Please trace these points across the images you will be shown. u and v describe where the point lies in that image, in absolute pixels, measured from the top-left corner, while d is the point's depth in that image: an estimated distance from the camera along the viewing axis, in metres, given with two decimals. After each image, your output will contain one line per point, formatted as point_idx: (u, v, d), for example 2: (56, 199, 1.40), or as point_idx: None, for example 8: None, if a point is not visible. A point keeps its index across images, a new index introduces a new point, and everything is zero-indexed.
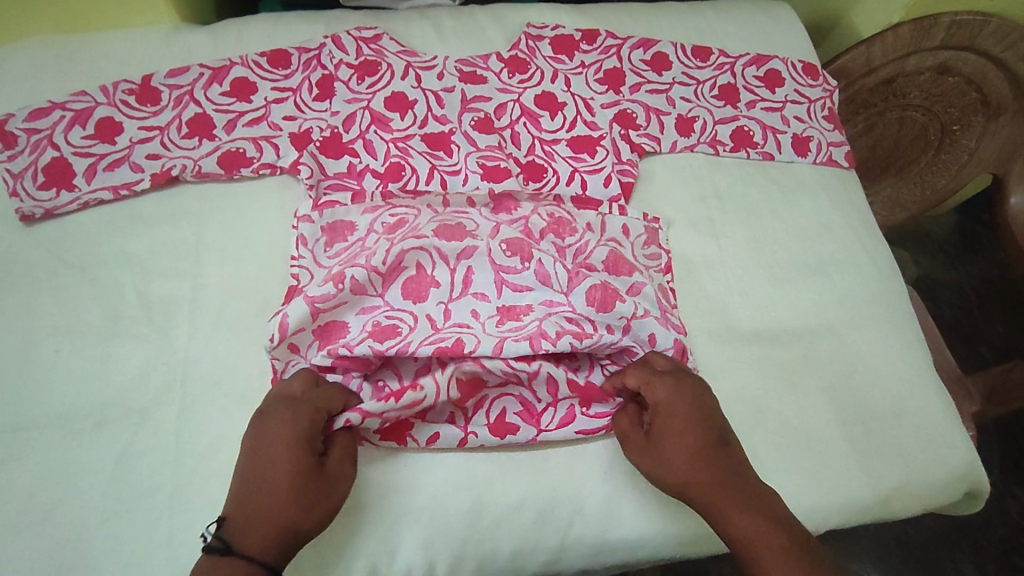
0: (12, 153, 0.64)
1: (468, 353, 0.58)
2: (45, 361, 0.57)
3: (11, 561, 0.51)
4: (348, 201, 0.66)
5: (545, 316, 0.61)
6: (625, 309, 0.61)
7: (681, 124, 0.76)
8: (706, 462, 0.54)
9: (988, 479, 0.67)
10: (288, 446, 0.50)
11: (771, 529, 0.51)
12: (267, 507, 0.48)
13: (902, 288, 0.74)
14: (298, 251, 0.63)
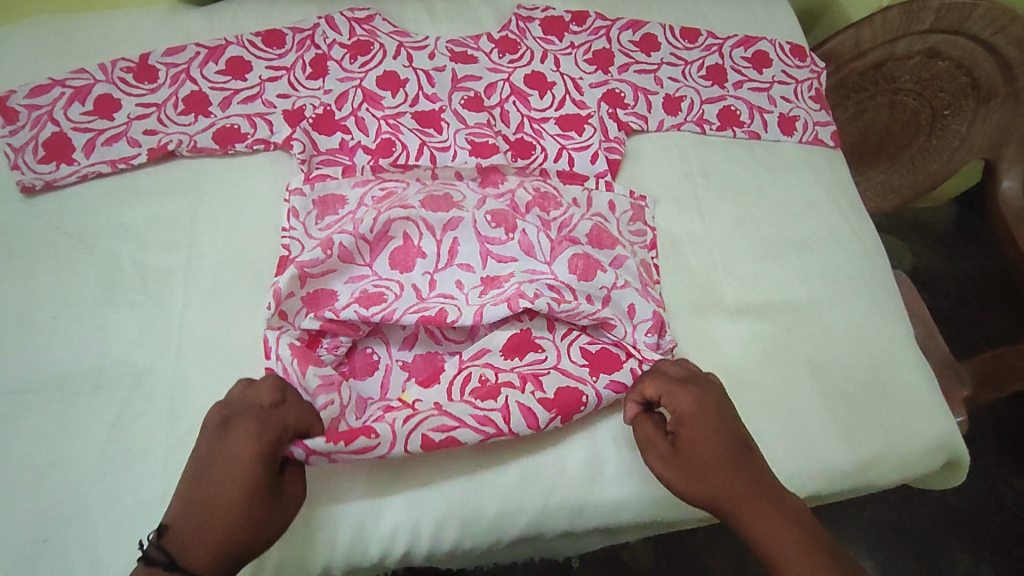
0: (14, 128, 0.66)
1: (450, 321, 0.60)
2: (44, 327, 0.59)
3: (9, 516, 0.53)
4: (339, 175, 0.67)
5: (527, 280, 0.62)
6: (605, 278, 0.64)
7: (668, 104, 0.78)
8: (733, 468, 0.54)
9: (967, 451, 0.69)
10: (248, 464, 0.48)
11: (799, 535, 0.51)
12: (220, 525, 0.47)
13: (885, 264, 0.75)
14: (290, 223, 0.64)
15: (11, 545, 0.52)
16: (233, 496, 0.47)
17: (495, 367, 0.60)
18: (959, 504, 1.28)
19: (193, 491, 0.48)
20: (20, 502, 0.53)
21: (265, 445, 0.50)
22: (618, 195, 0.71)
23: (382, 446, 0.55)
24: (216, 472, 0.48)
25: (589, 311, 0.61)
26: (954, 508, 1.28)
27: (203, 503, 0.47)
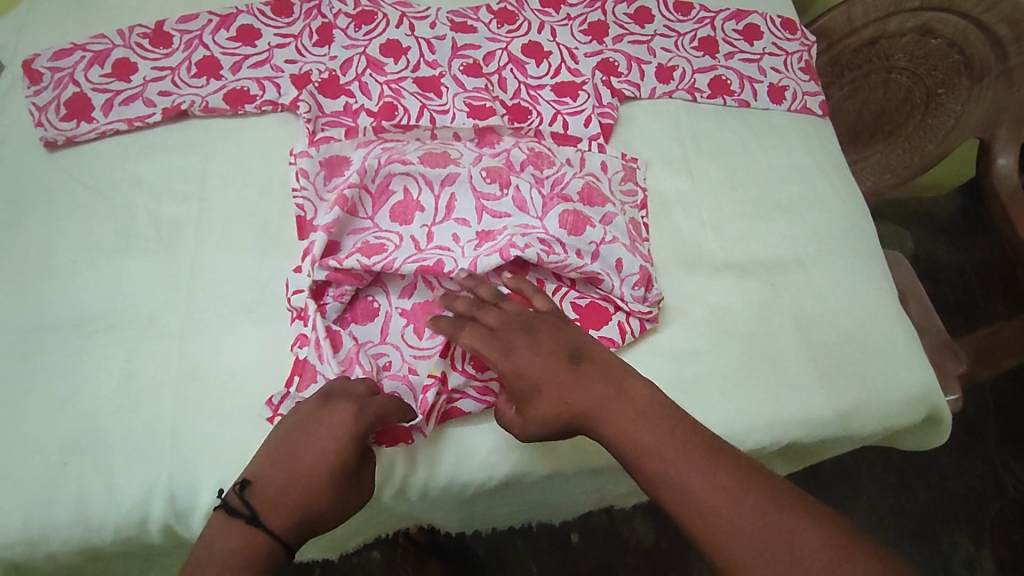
0: (38, 89, 0.70)
1: (446, 271, 0.63)
2: (64, 270, 0.63)
3: (29, 439, 0.56)
4: (342, 137, 0.70)
5: (519, 233, 0.64)
6: (594, 234, 0.66)
7: (661, 73, 0.80)
8: (572, 389, 0.53)
9: (948, 406, 0.71)
10: (341, 441, 0.52)
11: (650, 421, 0.50)
12: (303, 497, 0.50)
13: (869, 228, 0.78)
14: (300, 183, 0.66)
15: (32, 467, 0.55)
16: (323, 471, 0.51)
17: None
18: (959, 490, 1.29)
19: (284, 457, 0.51)
20: (39, 429, 0.57)
21: (360, 434, 0.53)
22: (608, 158, 0.74)
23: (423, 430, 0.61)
24: (308, 447, 0.52)
25: (576, 265, 0.64)
26: (955, 492, 1.29)
27: (293, 469, 0.51)
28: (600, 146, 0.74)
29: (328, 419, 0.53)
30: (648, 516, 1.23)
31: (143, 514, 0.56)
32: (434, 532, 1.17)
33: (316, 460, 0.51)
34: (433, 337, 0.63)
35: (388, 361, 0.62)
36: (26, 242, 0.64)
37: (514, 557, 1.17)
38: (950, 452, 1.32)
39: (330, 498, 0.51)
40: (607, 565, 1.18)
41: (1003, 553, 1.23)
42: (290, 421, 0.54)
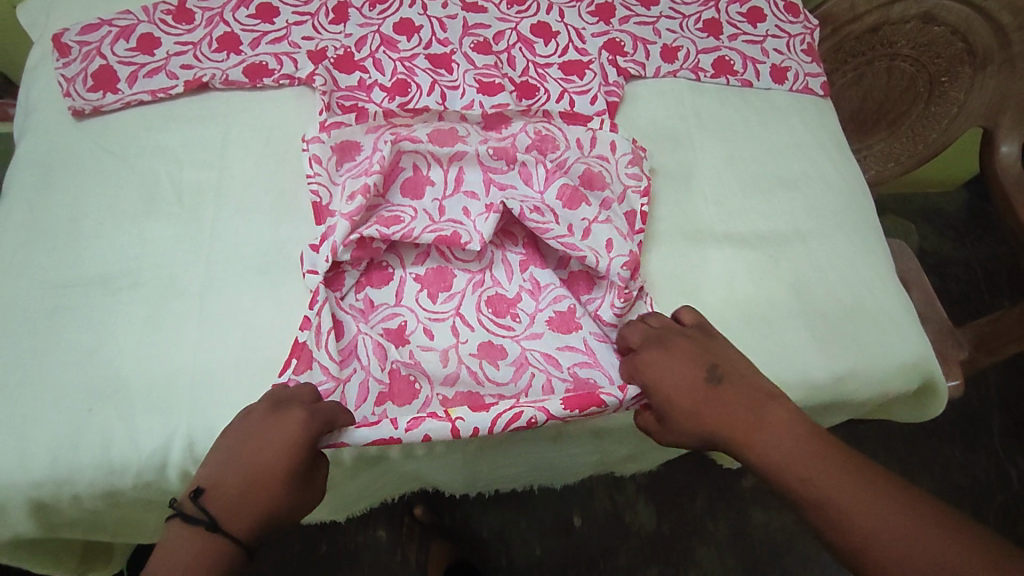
0: (67, 61, 0.73)
1: (463, 241, 0.66)
2: (91, 231, 0.66)
3: (57, 387, 0.59)
4: (353, 122, 0.72)
5: (515, 197, 0.69)
6: (588, 211, 0.69)
7: (665, 53, 0.82)
8: (713, 413, 0.54)
9: (944, 380, 0.73)
10: (296, 445, 0.51)
11: (801, 450, 0.51)
12: (257, 502, 0.50)
13: (867, 205, 0.80)
14: (315, 168, 0.68)
15: (59, 413, 0.58)
16: (279, 474, 0.50)
17: (504, 284, 0.69)
18: (963, 482, 1.30)
19: (240, 461, 0.50)
20: (66, 379, 0.59)
21: (315, 437, 0.53)
22: (607, 151, 0.73)
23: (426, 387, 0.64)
24: (260, 455, 0.50)
25: (559, 233, 0.68)
26: (959, 485, 1.30)
27: (249, 474, 0.50)
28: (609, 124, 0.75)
29: (277, 428, 0.52)
30: (651, 502, 1.25)
31: (163, 459, 0.58)
32: (437, 513, 1.18)
33: (266, 467, 0.50)
34: (447, 299, 0.67)
35: (404, 321, 0.66)
36: (56, 203, 0.67)
37: (519, 539, 1.19)
38: (954, 445, 1.34)
39: (287, 500, 0.51)
40: (609, 547, 1.20)
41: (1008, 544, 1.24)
42: (236, 429, 0.52)
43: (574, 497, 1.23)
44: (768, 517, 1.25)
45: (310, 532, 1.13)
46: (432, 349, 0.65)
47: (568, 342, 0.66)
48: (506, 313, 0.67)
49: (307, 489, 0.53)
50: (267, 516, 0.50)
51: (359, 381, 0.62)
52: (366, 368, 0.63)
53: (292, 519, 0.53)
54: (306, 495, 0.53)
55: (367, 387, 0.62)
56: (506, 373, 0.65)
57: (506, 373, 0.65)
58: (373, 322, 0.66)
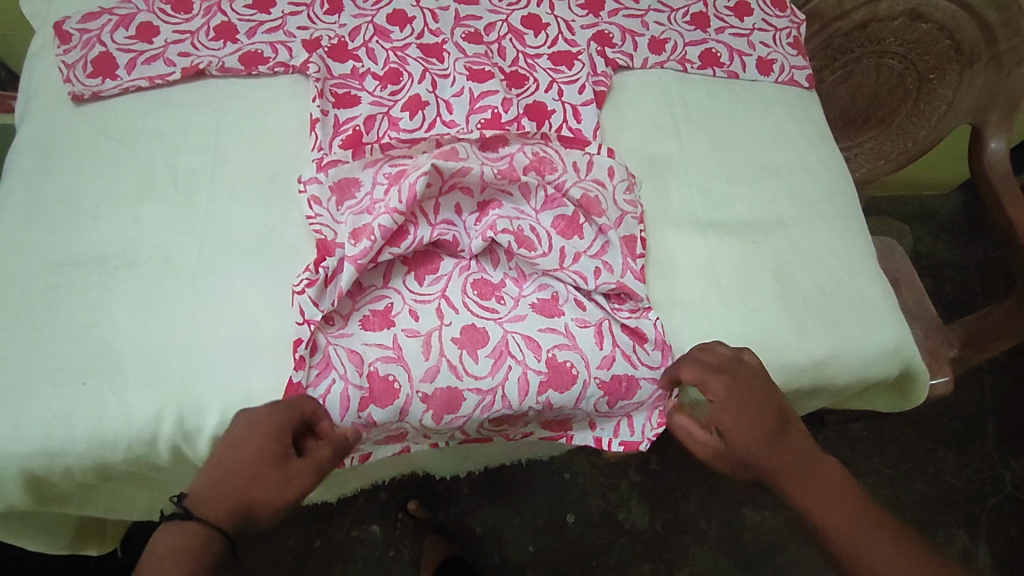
0: (67, 48, 0.75)
1: (462, 246, 0.67)
2: (88, 212, 0.68)
3: (50, 361, 0.60)
4: (350, 158, 0.70)
5: (508, 216, 0.67)
6: (581, 243, 0.68)
7: (653, 44, 0.84)
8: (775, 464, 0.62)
9: (925, 373, 0.74)
10: (257, 439, 0.56)
11: (840, 506, 0.60)
12: (229, 491, 0.56)
13: (850, 195, 0.81)
14: (315, 210, 0.67)
15: (52, 387, 0.59)
16: (243, 465, 0.56)
17: (490, 270, 0.68)
18: (957, 484, 1.31)
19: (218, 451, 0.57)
20: (59, 353, 0.61)
21: (279, 431, 0.56)
22: (604, 179, 0.72)
23: (404, 383, 0.62)
24: (228, 449, 0.56)
25: (549, 265, 0.66)
26: (952, 486, 1.31)
27: (221, 465, 0.57)
28: (609, 150, 0.75)
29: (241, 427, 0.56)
30: (644, 500, 1.25)
31: (154, 432, 0.60)
32: (432, 509, 1.18)
33: (231, 456, 0.56)
34: (433, 282, 0.67)
35: (390, 303, 0.65)
36: (53, 185, 0.69)
37: (512, 536, 1.19)
38: (947, 447, 1.34)
39: (255, 492, 0.56)
40: (601, 546, 1.20)
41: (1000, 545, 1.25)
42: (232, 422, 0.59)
43: (568, 496, 1.24)
44: (761, 516, 1.25)
45: (305, 529, 1.14)
46: (416, 331, 0.64)
47: (551, 325, 0.66)
48: (493, 297, 0.67)
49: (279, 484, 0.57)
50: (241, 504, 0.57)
51: (340, 391, 0.61)
52: (344, 377, 0.61)
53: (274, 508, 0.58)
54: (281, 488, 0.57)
55: (348, 397, 0.61)
56: (484, 370, 0.63)
57: (484, 365, 0.64)
58: (359, 304, 0.65)
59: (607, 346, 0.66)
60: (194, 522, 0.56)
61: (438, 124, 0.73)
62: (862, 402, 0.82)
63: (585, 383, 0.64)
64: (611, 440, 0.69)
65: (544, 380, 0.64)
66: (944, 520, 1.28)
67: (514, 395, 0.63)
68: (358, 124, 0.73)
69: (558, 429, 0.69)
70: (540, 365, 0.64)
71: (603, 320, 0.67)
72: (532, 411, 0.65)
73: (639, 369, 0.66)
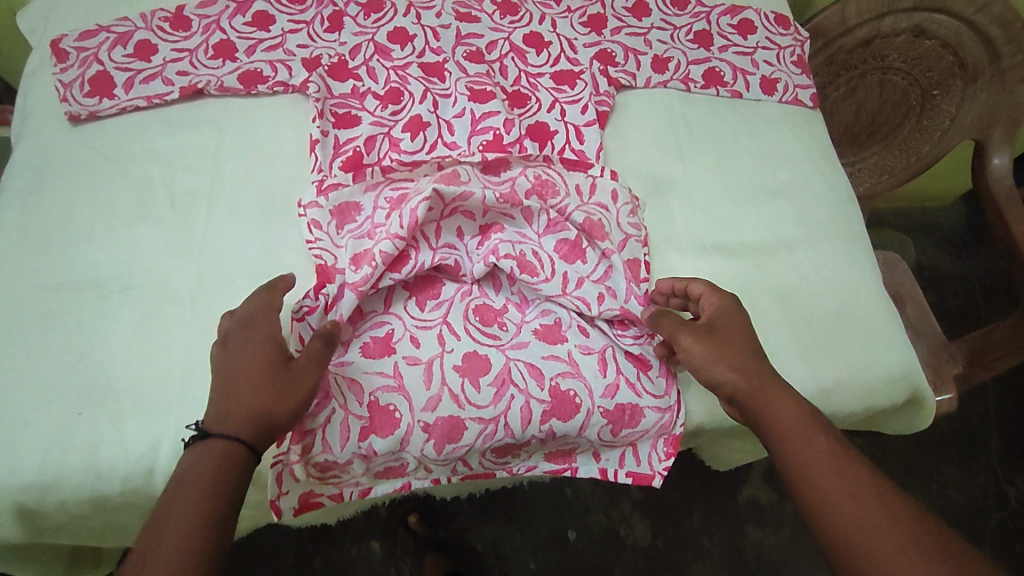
0: (64, 66, 0.74)
1: (464, 271, 0.67)
2: (84, 234, 0.67)
3: (46, 388, 0.59)
4: (350, 181, 0.69)
5: (510, 240, 0.67)
6: (585, 267, 0.68)
7: (656, 63, 0.83)
8: (773, 396, 0.57)
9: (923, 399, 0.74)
10: (252, 342, 0.55)
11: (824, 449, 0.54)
12: (244, 402, 0.52)
13: (854, 216, 0.81)
14: (315, 234, 0.66)
15: (47, 416, 0.58)
16: (243, 369, 0.53)
17: (492, 296, 0.67)
18: (960, 500, 1.30)
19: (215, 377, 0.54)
20: (54, 381, 0.60)
21: (270, 330, 0.56)
22: (607, 203, 0.72)
23: (404, 414, 0.61)
24: (224, 365, 0.54)
25: (551, 291, 0.66)
26: (956, 502, 1.30)
27: (220, 385, 0.53)
28: (612, 172, 0.74)
29: (240, 338, 0.55)
30: (646, 517, 1.24)
31: (150, 462, 0.58)
32: (432, 526, 1.17)
33: (229, 367, 0.53)
34: (435, 307, 0.66)
35: (391, 329, 0.64)
36: (50, 207, 0.68)
37: (513, 554, 1.18)
38: (951, 462, 1.34)
39: (266, 392, 0.53)
40: (604, 563, 1.19)
41: (1006, 563, 1.24)
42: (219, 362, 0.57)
43: (570, 512, 1.22)
44: (763, 533, 1.25)
45: (304, 547, 1.13)
46: (417, 358, 0.63)
47: (554, 352, 0.65)
48: (496, 323, 0.66)
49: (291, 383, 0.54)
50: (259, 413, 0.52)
51: (340, 420, 0.60)
52: (344, 408, 0.61)
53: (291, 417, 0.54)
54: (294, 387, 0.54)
55: (349, 426, 0.60)
56: (485, 398, 0.63)
57: (487, 393, 0.63)
58: (360, 330, 0.64)
59: (611, 375, 0.65)
60: (216, 437, 0.50)
61: (440, 146, 0.73)
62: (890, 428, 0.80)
63: (589, 414, 0.64)
64: (618, 471, 0.68)
65: (546, 408, 0.63)
66: None
67: (517, 424, 0.62)
68: (358, 144, 0.72)
69: (564, 461, 0.68)
70: (543, 393, 0.63)
71: (606, 347, 0.66)
72: (536, 441, 0.65)
73: (644, 398, 0.65)
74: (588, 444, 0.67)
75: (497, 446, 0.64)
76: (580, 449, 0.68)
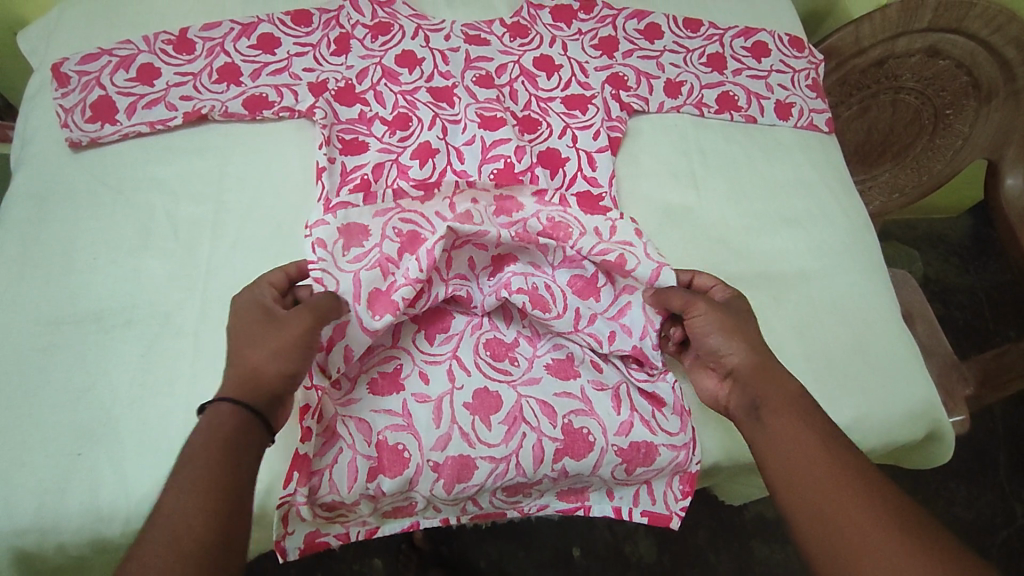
0: (65, 91, 0.72)
1: (475, 305, 0.66)
2: (84, 266, 0.65)
3: (44, 428, 0.58)
4: (360, 203, 0.66)
5: (521, 274, 0.66)
6: (597, 304, 0.66)
7: (669, 87, 0.81)
8: (777, 382, 0.56)
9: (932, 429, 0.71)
10: (238, 312, 0.55)
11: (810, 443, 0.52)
12: (235, 366, 0.51)
13: (870, 243, 0.79)
14: (319, 253, 0.61)
15: (45, 457, 0.56)
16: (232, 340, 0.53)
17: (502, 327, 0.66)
18: (968, 518, 1.28)
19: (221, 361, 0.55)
20: (52, 420, 0.58)
21: (255, 298, 0.56)
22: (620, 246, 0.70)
23: (415, 455, 0.59)
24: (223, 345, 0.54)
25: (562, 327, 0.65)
26: (965, 520, 1.28)
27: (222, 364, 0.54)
28: (614, 199, 0.74)
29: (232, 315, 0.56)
30: (651, 534, 1.21)
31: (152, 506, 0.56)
32: (437, 541, 1.14)
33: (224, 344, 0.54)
34: (444, 342, 0.64)
35: (400, 365, 0.63)
36: (49, 237, 0.66)
37: (517, 572, 1.15)
38: (958, 479, 1.32)
39: (251, 350, 0.52)
40: None
41: None
42: None
43: (574, 529, 1.19)
44: (769, 550, 1.22)
45: (306, 563, 1.11)
46: (426, 394, 0.62)
47: (567, 390, 0.64)
48: (507, 358, 0.64)
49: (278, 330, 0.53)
50: (248, 367, 0.51)
51: (349, 458, 0.58)
52: (352, 447, 0.59)
53: (284, 366, 0.52)
54: (281, 334, 0.53)
55: (357, 465, 0.58)
56: (495, 436, 0.61)
57: (498, 431, 0.61)
58: (367, 364, 0.62)
59: (624, 413, 0.64)
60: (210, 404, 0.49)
61: (449, 174, 0.72)
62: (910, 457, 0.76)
63: (603, 452, 0.62)
64: (633, 509, 0.66)
65: (558, 446, 0.61)
66: None
67: (529, 463, 0.61)
68: (366, 172, 0.70)
69: (577, 501, 0.67)
70: (557, 429, 0.62)
71: (620, 384, 0.65)
72: (548, 480, 0.63)
73: (660, 436, 0.63)
74: (602, 483, 0.65)
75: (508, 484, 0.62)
76: (594, 487, 0.66)
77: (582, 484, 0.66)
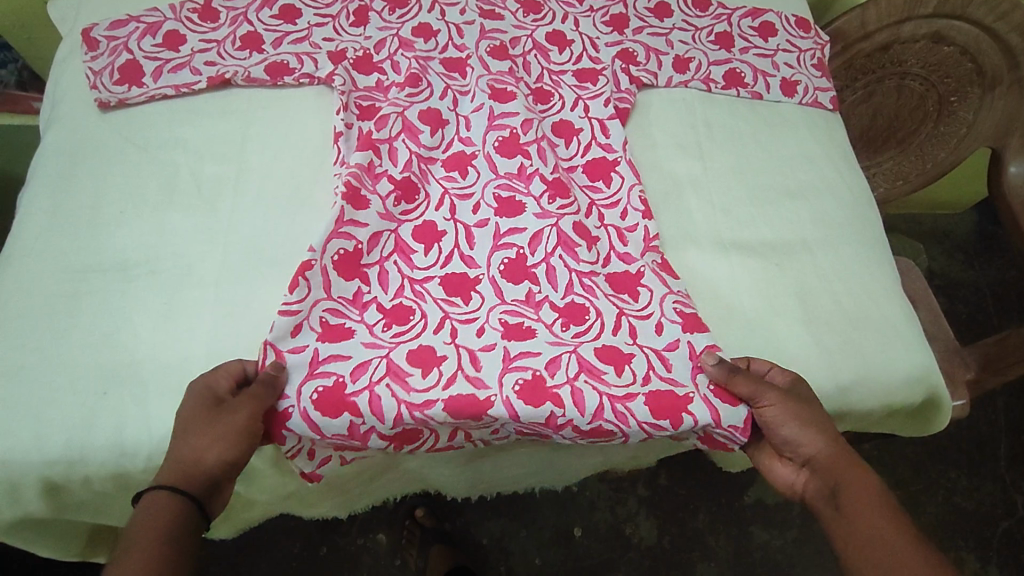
0: (94, 55, 0.75)
1: (473, 279, 0.67)
2: (110, 218, 0.68)
3: (73, 368, 0.60)
4: (348, 299, 0.65)
5: (553, 250, 0.69)
6: (644, 295, 0.68)
7: (678, 63, 0.83)
8: (850, 474, 0.59)
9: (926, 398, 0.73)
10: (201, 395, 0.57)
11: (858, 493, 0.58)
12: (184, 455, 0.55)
13: (871, 218, 0.81)
14: (297, 309, 0.63)
15: (74, 394, 0.59)
16: (194, 420, 0.56)
17: (501, 291, 0.67)
18: (968, 507, 1.29)
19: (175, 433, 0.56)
20: (79, 362, 0.61)
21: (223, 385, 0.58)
22: (638, 218, 0.73)
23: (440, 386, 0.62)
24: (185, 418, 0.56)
25: (556, 297, 0.67)
26: (964, 509, 1.29)
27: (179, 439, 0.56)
28: (630, 163, 0.76)
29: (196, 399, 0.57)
30: (652, 514, 1.23)
31: None
32: (438, 519, 1.16)
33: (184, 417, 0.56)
34: (465, 301, 0.66)
35: (414, 322, 0.65)
36: (78, 189, 0.69)
37: (518, 548, 1.17)
38: (959, 469, 1.33)
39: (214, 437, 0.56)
40: (608, 563, 1.18)
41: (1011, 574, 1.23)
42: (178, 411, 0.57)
43: (576, 508, 1.21)
44: (769, 535, 1.23)
45: (312, 535, 1.12)
46: (436, 343, 0.64)
47: (557, 340, 0.65)
48: (519, 331, 0.65)
49: (222, 426, 0.56)
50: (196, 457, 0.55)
51: (373, 403, 0.61)
52: (371, 388, 0.61)
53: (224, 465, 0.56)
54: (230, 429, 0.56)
55: (358, 408, 0.60)
56: (493, 375, 0.63)
57: (491, 367, 0.63)
58: (363, 311, 0.65)
59: (641, 368, 0.64)
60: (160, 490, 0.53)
61: (456, 143, 0.75)
62: (885, 427, 0.80)
63: (631, 398, 0.63)
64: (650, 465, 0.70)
65: (573, 389, 0.62)
66: (955, 544, 1.26)
67: (526, 408, 0.61)
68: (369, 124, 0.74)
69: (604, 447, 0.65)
70: (575, 377, 0.63)
71: (646, 348, 0.65)
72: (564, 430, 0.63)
73: (682, 389, 0.63)
74: (638, 431, 0.62)
75: (525, 426, 0.63)
76: (625, 433, 0.62)
77: (612, 429, 0.62)
